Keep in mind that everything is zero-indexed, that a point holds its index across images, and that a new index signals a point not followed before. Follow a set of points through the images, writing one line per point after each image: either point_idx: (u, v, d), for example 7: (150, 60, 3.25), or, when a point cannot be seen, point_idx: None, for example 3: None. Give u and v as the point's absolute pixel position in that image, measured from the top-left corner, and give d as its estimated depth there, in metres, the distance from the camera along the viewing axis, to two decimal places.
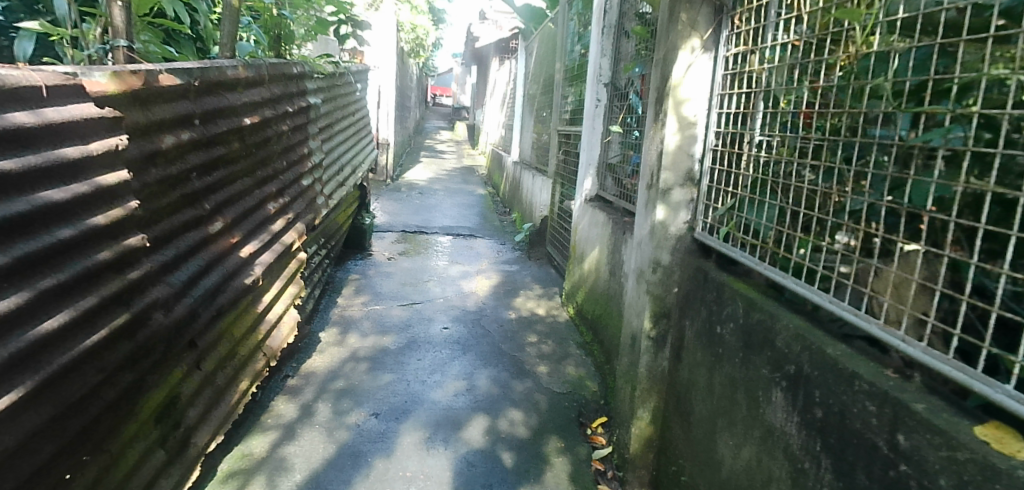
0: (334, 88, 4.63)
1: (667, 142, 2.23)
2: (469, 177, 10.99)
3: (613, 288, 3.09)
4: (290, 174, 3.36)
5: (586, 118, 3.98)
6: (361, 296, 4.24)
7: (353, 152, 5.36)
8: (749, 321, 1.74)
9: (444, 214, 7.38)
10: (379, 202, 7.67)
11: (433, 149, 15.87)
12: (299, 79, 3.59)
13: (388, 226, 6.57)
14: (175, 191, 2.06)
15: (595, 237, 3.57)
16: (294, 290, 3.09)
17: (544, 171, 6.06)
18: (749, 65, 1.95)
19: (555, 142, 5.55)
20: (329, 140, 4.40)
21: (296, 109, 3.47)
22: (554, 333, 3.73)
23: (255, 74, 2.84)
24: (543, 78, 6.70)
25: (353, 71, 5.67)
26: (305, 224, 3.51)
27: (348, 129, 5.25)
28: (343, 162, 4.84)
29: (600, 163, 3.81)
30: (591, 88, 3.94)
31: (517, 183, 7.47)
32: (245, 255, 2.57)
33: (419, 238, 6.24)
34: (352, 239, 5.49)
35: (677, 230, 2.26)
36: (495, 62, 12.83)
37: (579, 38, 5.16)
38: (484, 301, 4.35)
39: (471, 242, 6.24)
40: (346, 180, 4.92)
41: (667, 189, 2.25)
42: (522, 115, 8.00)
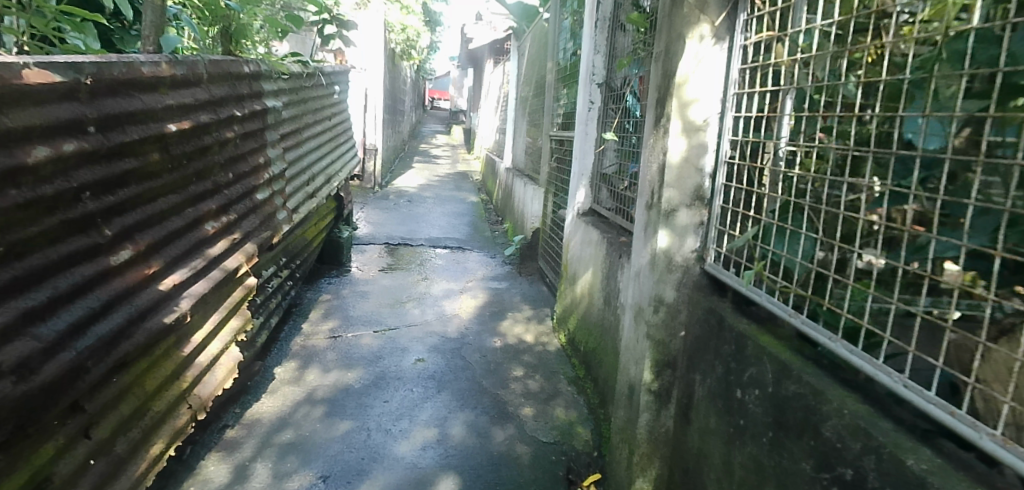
0: (302, 91, 4.22)
1: (671, 153, 1.80)
2: (463, 183, 10.56)
3: (608, 320, 2.66)
4: (239, 188, 2.94)
5: (579, 122, 3.55)
6: (329, 321, 3.82)
7: (327, 160, 4.94)
8: (781, 392, 1.32)
9: (432, 224, 7.00)
10: (364, 212, 7.26)
11: (428, 154, 15.43)
12: (251, 80, 3.17)
13: (371, 237, 6.15)
14: (55, 215, 1.64)
15: (587, 257, 3.15)
16: (237, 324, 2.67)
17: (536, 180, 5.63)
18: (775, 57, 1.53)
19: (547, 149, 5.14)
20: (295, 147, 3.99)
21: (246, 114, 3.05)
22: (543, 365, 3.31)
23: (186, 72, 2.42)
24: (536, 80, 6.28)
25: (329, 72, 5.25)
26: (258, 244, 3.09)
27: (321, 136, 4.83)
28: (314, 172, 4.42)
29: (594, 173, 3.39)
30: (583, 89, 3.51)
31: (509, 191, 7.04)
32: (166, 288, 2.15)
33: (402, 251, 5.82)
34: (328, 254, 5.07)
35: (683, 261, 1.84)
36: (489, 64, 12.42)
37: (572, 35, 4.73)
38: (467, 325, 3.93)
39: (460, 256, 5.82)
40: (318, 192, 4.50)
41: (670, 210, 1.83)
42: (515, 119, 7.57)
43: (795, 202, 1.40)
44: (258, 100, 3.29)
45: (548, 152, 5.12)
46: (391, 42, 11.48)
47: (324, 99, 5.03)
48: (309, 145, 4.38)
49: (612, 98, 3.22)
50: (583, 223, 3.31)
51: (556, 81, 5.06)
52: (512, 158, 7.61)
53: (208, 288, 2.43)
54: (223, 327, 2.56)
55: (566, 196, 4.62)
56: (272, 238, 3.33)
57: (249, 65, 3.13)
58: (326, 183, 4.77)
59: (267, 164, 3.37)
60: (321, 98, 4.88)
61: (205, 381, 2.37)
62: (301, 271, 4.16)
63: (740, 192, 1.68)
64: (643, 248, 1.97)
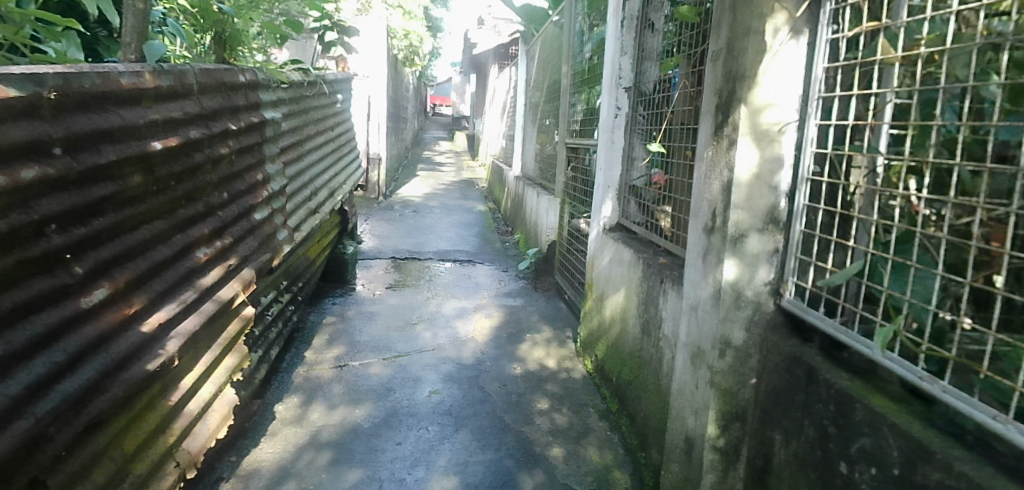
0: (303, 101, 3.95)
1: (740, 169, 1.53)
2: (469, 192, 10.29)
3: (647, 352, 2.38)
4: (234, 208, 2.67)
5: (602, 129, 3.27)
6: (334, 348, 3.54)
7: (330, 173, 4.67)
8: (916, 478, 1.04)
9: (440, 235, 6.72)
10: (369, 224, 6.99)
11: (432, 161, 15.17)
12: (247, 90, 2.90)
13: (377, 252, 5.88)
14: (13, 255, 1.36)
15: (617, 277, 2.87)
16: (232, 362, 2.39)
17: (550, 189, 5.35)
18: (876, 53, 1.25)
19: (562, 158, 4.85)
20: (296, 161, 3.73)
21: (242, 126, 2.78)
22: (570, 396, 3.02)
23: (173, 82, 2.15)
24: (548, 84, 6.01)
25: (331, 80, 4.98)
26: (256, 269, 2.81)
27: (324, 148, 4.56)
28: (316, 187, 4.15)
29: (623, 186, 3.11)
30: (607, 93, 3.24)
31: (520, 200, 6.75)
32: (150, 329, 1.87)
33: (410, 266, 5.54)
34: (332, 271, 4.80)
35: (754, 296, 1.55)
36: (494, 69, 12.16)
37: (589, 36, 4.46)
38: (483, 349, 3.65)
39: (470, 270, 5.54)
40: (321, 207, 4.23)
41: (739, 236, 1.55)
42: (524, 126, 7.29)
43: (920, 233, 1.12)
44: (256, 111, 3.02)
45: (563, 161, 4.83)
46: (393, 48, 11.22)
47: (326, 108, 4.76)
48: (312, 158, 4.12)
49: (646, 103, 2.94)
50: (611, 239, 3.03)
51: (571, 86, 4.79)
52: (522, 167, 7.33)
53: (198, 324, 2.15)
54: (216, 367, 2.28)
55: (585, 208, 4.33)
56: (272, 261, 3.05)
57: (245, 74, 2.86)
58: (329, 197, 4.50)
59: (266, 181, 3.10)
60: (323, 107, 4.62)
61: (195, 433, 2.10)
62: (304, 293, 3.88)
63: (830, 216, 1.39)
64: (702, 280, 1.69)
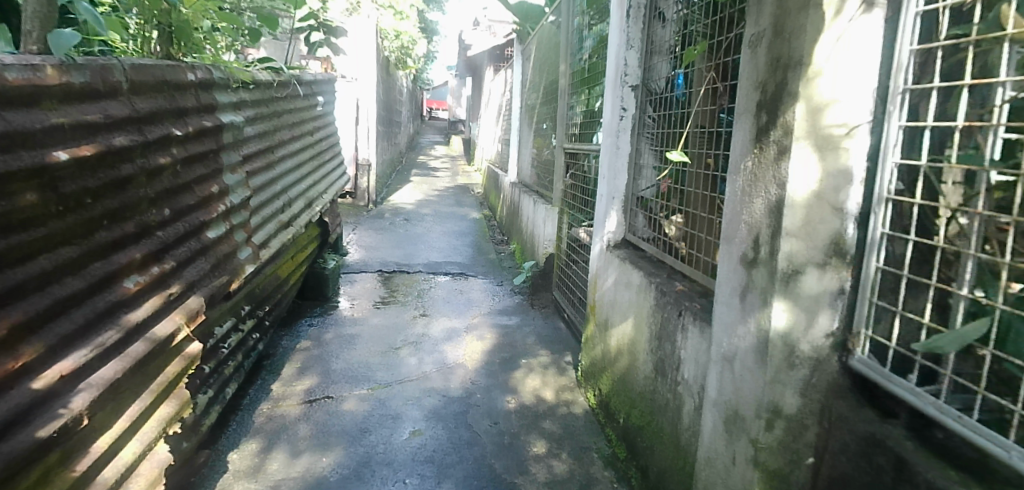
0: (273, 103, 3.58)
1: (793, 187, 1.19)
2: (464, 198, 9.92)
3: (660, 397, 2.02)
4: (178, 227, 2.30)
5: (605, 133, 2.92)
6: (306, 379, 3.17)
7: (308, 182, 4.31)
8: None
9: (431, 246, 6.35)
10: (356, 234, 6.61)
11: (426, 166, 14.80)
12: (197, 90, 2.53)
13: (362, 265, 5.50)
14: None
15: (623, 303, 2.51)
16: (170, 410, 2.04)
17: (547, 198, 4.99)
18: (1001, 28, 0.91)
19: (560, 165, 4.49)
20: (264, 169, 3.37)
21: (189, 132, 2.40)
22: (570, 437, 2.65)
23: (90, 79, 1.78)
24: (545, 85, 5.65)
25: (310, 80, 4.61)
26: (206, 296, 2.44)
27: (300, 154, 4.20)
28: (289, 198, 3.78)
29: (629, 197, 2.76)
30: (610, 93, 2.88)
31: (516, 208, 6.38)
32: (46, 382, 1.50)
33: (397, 281, 5.17)
34: (310, 288, 4.43)
35: (811, 351, 1.20)
36: (489, 71, 11.81)
37: (588, 32, 4.11)
38: (472, 379, 3.28)
39: (462, 284, 5.17)
40: (295, 219, 3.86)
41: (792, 273, 1.20)
42: (521, 130, 6.93)
43: None
44: (210, 115, 2.66)
45: (561, 168, 4.47)
46: (385, 50, 10.88)
47: (304, 112, 4.40)
48: (284, 166, 3.75)
49: (657, 104, 2.59)
50: (615, 258, 2.67)
51: (569, 87, 4.43)
52: (518, 173, 6.96)
53: (123, 371, 1.79)
54: (147, 418, 1.93)
55: (586, 219, 3.97)
56: (230, 284, 2.69)
57: (195, 72, 2.51)
58: (305, 208, 4.13)
59: (223, 193, 2.74)
60: (299, 110, 4.25)
61: None
62: (276, 315, 3.51)
63: (925, 251, 1.04)
64: (739, 326, 1.33)
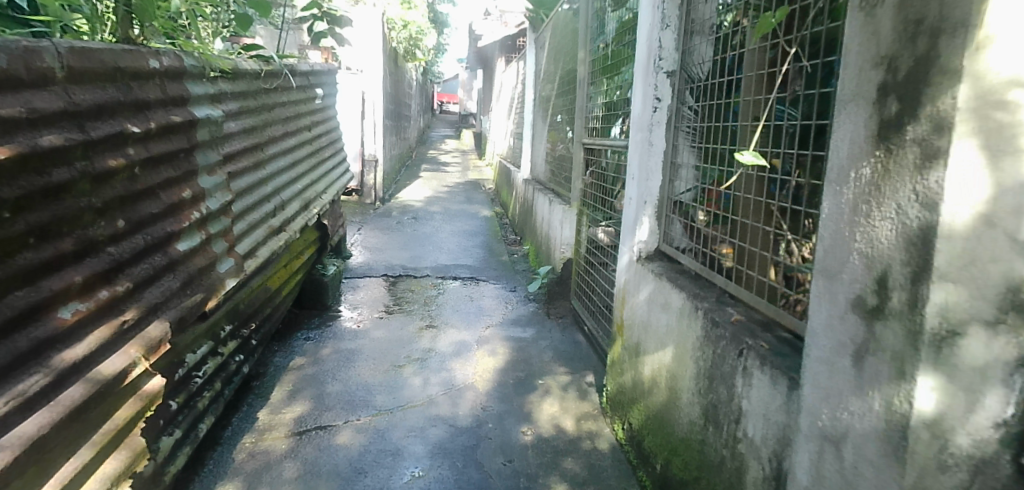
0: (259, 97, 3.24)
1: (951, 209, 0.84)
2: (475, 194, 9.55)
3: (713, 451, 1.65)
4: (136, 241, 1.95)
5: (634, 127, 2.54)
6: (297, 404, 2.83)
7: (304, 181, 3.97)
8: None
9: (439, 247, 5.99)
10: (361, 235, 6.27)
11: (436, 161, 14.44)
12: (160, 81, 2.18)
13: (366, 268, 5.16)
14: None
15: (659, 328, 2.14)
16: (115, 465, 1.71)
17: (564, 197, 4.61)
18: None
19: (577, 161, 4.11)
20: (248, 170, 3.04)
21: (149, 129, 2.05)
22: (596, 480, 2.29)
23: (8, 63, 1.42)
24: (561, 75, 5.27)
25: (307, 72, 4.27)
26: (174, 320, 2.11)
27: (295, 152, 3.86)
28: (280, 200, 3.45)
29: (663, 201, 2.38)
30: (640, 80, 2.50)
31: (529, 206, 6.00)
32: None
33: (403, 286, 4.82)
34: (308, 297, 4.09)
35: (973, 447, 0.87)
36: (500, 63, 11.42)
37: (610, 15, 3.72)
38: (483, 403, 2.93)
39: (472, 290, 4.81)
40: (287, 223, 3.53)
41: (947, 337, 0.86)
42: (534, 123, 6.55)
43: None
44: (179, 109, 2.33)
45: (579, 164, 4.09)
46: (393, 41, 10.53)
47: (300, 106, 4.07)
48: (274, 166, 3.42)
49: (697, 93, 2.21)
50: (648, 273, 2.30)
51: (587, 76, 4.06)
52: (531, 169, 6.58)
53: (52, 426, 1.44)
54: (85, 479, 1.60)
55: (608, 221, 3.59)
56: (205, 303, 2.36)
57: (157, 59, 2.17)
58: (299, 211, 3.80)
59: (197, 198, 2.41)
60: (293, 104, 3.91)
61: None
62: (266, 331, 3.17)
63: None
64: None
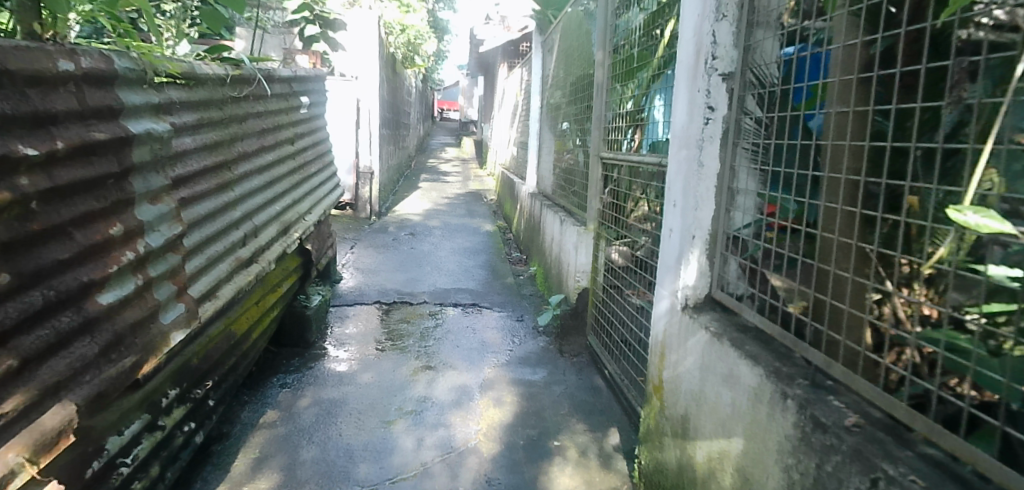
0: (224, 106, 2.74)
1: None
2: (476, 207, 9.07)
3: None
4: (26, 304, 1.44)
5: (677, 142, 2.05)
6: (263, 479, 2.34)
7: (284, 202, 3.47)
8: None
9: (437, 267, 5.49)
10: (353, 254, 5.78)
11: (435, 171, 13.97)
12: (73, 84, 1.66)
13: (357, 294, 4.68)
14: None
15: (718, 405, 1.64)
16: None
17: (577, 216, 4.12)
18: None
19: (594, 177, 3.61)
20: (209, 193, 2.54)
21: (53, 150, 1.54)
22: None
23: None
24: (573, 80, 4.79)
25: (290, 77, 3.79)
26: (83, 401, 1.61)
27: (274, 169, 3.37)
28: (251, 227, 2.95)
29: (716, 235, 1.89)
30: (684, 84, 2.01)
31: (536, 224, 5.50)
32: None
33: (397, 315, 4.33)
34: (288, 331, 3.59)
35: None
36: (503, 69, 10.97)
37: (635, 10, 3.24)
38: (489, 473, 2.43)
39: (474, 319, 4.32)
40: (259, 252, 3.02)
41: None
42: (540, 133, 6.06)
43: None
44: (109, 123, 1.81)
45: (596, 180, 3.59)
46: (390, 46, 10.07)
47: (279, 116, 3.56)
48: (243, 187, 2.92)
49: (764, 100, 1.72)
50: (701, 329, 1.80)
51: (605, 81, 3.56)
52: (538, 182, 6.08)
53: None
54: None
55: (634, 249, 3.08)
56: (138, 367, 1.86)
57: (72, 60, 1.66)
58: (276, 236, 3.29)
59: (132, 235, 1.90)
60: (270, 114, 3.41)
61: None
62: (231, 382, 2.67)
63: None
64: None
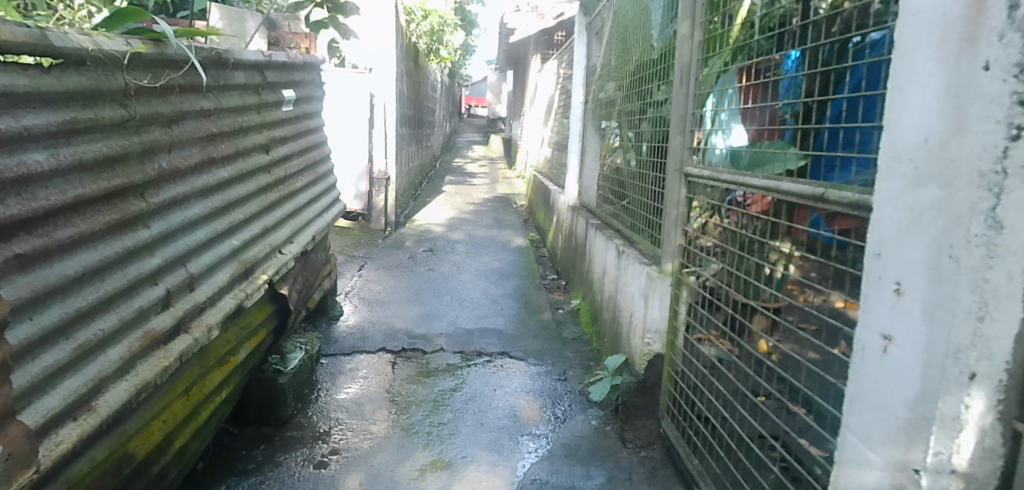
0: (130, 101, 1.76)
1: None
2: (505, 215, 8.10)
3: None
4: None
5: (909, 171, 1.06)
6: None
7: (247, 233, 2.51)
8: None
9: (458, 298, 4.54)
10: (358, 279, 4.86)
11: (460, 172, 13.02)
12: None
13: (357, 336, 3.74)
14: None
15: None
16: None
17: (640, 248, 3.12)
18: None
19: (669, 198, 2.57)
20: (91, 239, 1.58)
21: None
22: None
23: None
24: (642, 73, 3.78)
25: (265, 64, 2.83)
26: None
27: (229, 188, 2.41)
28: (185, 278, 2.00)
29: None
30: (936, 57, 1.00)
31: (579, 246, 4.51)
32: None
33: (406, 369, 3.37)
34: (255, 406, 2.63)
35: None
36: (536, 61, 9.94)
37: None
38: None
39: (504, 376, 3.34)
40: (201, 315, 2.07)
41: None
42: (584, 134, 5.06)
43: None
44: None
45: (671, 203, 2.55)
46: (412, 36, 9.15)
47: (241, 116, 2.60)
48: (172, 220, 1.98)
49: None
50: None
51: (683, 62, 2.52)
52: (581, 193, 5.07)
53: None
54: None
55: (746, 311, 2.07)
56: None
57: None
58: (234, 284, 2.33)
59: None
60: (226, 114, 2.45)
61: None
62: None
63: None
64: None
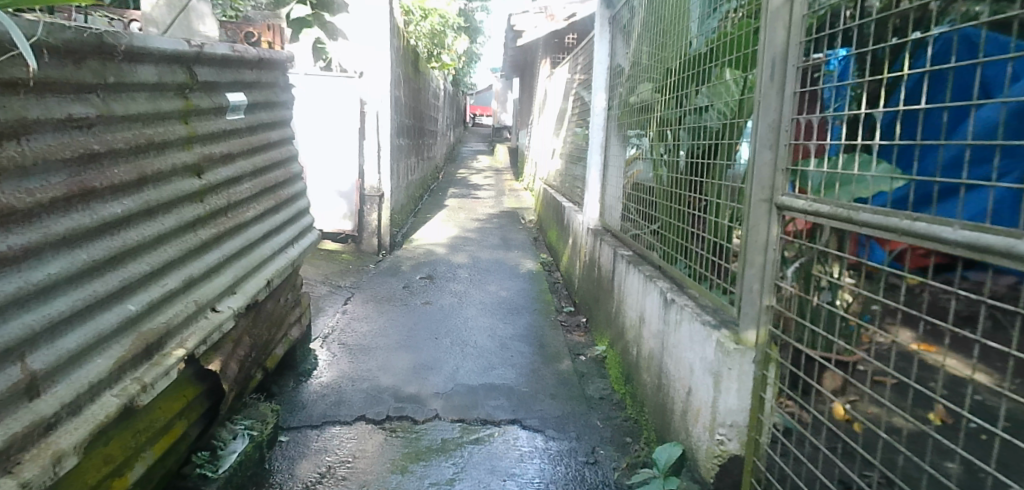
0: None
1: None
2: (512, 234, 7.37)
3: None
4: None
5: None
6: None
7: (155, 292, 1.76)
8: None
9: (459, 341, 3.81)
10: (341, 317, 4.13)
11: (464, 184, 12.28)
12: None
13: (333, 397, 3.01)
14: None
15: None
16: None
17: (694, 297, 2.39)
18: None
19: (747, 238, 1.84)
20: None
21: None
22: None
23: None
24: (685, 72, 3.05)
25: (199, 60, 2.11)
26: None
27: (124, 227, 1.68)
28: (21, 379, 1.27)
29: None
30: None
31: (604, 280, 3.78)
32: None
33: (389, 448, 2.63)
34: None
35: None
36: (546, 67, 9.21)
37: None
38: None
39: (517, 458, 2.58)
40: (50, 434, 1.32)
41: None
42: (607, 146, 4.33)
43: None
44: None
45: (755, 247, 1.80)
46: (411, 39, 8.48)
47: (154, 129, 1.85)
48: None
49: None
50: None
51: (770, 52, 1.79)
52: (604, 214, 4.34)
53: None
54: None
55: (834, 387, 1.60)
56: None
57: None
58: (125, 372, 1.58)
59: None
60: (125, 122, 1.71)
61: None
62: None
63: None
64: None
